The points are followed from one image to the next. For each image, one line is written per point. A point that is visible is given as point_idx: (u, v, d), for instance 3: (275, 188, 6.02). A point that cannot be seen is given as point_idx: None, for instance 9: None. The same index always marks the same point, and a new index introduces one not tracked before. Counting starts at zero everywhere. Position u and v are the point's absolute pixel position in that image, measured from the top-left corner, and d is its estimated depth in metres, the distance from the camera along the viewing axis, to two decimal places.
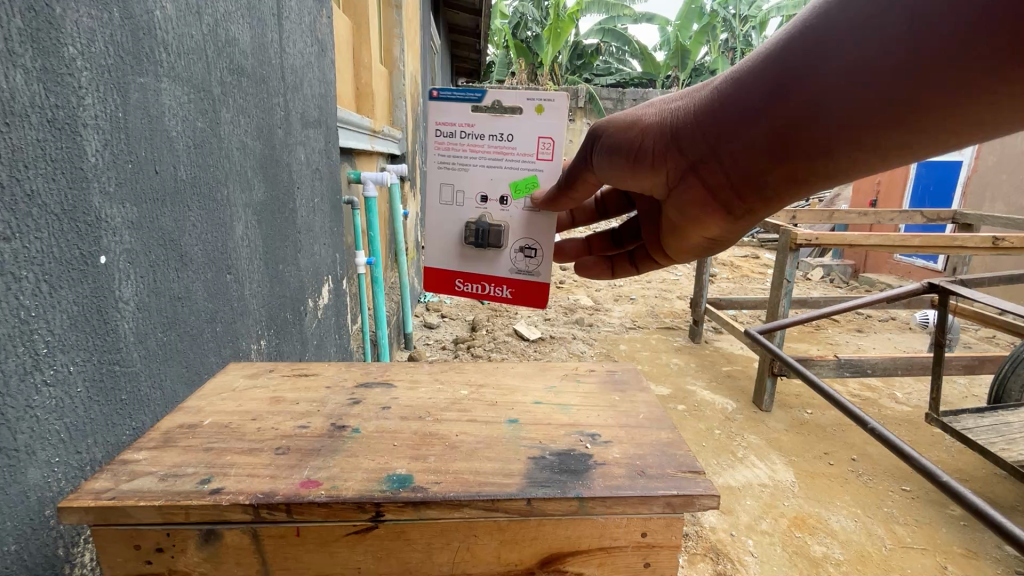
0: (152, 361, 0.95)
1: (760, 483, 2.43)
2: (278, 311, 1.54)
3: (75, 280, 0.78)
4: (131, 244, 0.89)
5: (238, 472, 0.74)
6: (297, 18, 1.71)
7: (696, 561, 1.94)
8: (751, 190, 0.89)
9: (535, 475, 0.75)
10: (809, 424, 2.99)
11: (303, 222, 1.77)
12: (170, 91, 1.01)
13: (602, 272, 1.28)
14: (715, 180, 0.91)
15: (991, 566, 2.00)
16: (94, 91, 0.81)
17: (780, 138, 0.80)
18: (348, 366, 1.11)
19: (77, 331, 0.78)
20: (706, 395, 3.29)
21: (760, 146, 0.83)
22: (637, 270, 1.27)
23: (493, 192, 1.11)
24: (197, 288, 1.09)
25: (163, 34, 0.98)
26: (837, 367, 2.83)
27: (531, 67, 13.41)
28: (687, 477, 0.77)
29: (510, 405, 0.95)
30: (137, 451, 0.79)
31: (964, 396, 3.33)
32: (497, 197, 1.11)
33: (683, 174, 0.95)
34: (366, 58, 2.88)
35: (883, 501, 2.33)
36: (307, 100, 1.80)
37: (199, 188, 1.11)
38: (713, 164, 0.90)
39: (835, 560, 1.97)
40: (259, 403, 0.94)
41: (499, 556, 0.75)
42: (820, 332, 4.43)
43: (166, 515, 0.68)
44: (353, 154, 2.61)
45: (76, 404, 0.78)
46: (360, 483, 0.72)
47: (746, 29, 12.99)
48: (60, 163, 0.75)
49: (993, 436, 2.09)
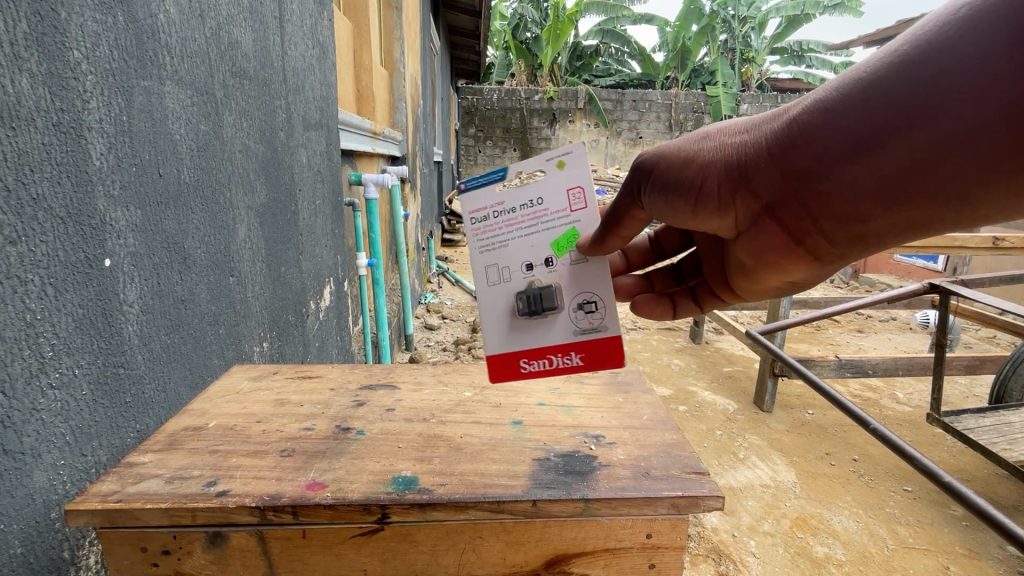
0: (156, 363, 0.95)
1: (762, 483, 2.43)
2: (280, 313, 1.55)
3: (80, 283, 0.78)
4: (135, 246, 0.89)
5: (243, 475, 0.74)
6: (299, 21, 1.71)
7: (697, 562, 1.94)
8: (844, 236, 0.79)
9: (540, 477, 0.75)
10: (810, 424, 2.99)
11: (305, 224, 1.77)
12: (174, 94, 1.01)
13: (664, 314, 1.10)
14: (798, 225, 0.81)
15: (993, 566, 2.00)
16: (98, 95, 0.81)
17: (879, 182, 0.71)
18: (351, 368, 1.12)
19: (82, 334, 0.78)
20: (707, 396, 3.29)
21: (856, 191, 0.73)
22: (699, 308, 1.12)
23: (537, 257, 0.89)
24: (200, 290, 1.10)
25: (167, 38, 0.99)
26: (838, 367, 2.83)
27: (530, 68, 13.42)
28: (692, 477, 0.77)
29: (514, 407, 0.95)
30: (143, 454, 0.79)
31: (965, 396, 3.34)
32: (543, 259, 0.88)
33: (757, 217, 0.84)
34: (366, 61, 2.88)
35: (885, 501, 2.33)
36: (308, 103, 1.80)
37: (203, 190, 1.12)
38: (796, 208, 0.80)
39: (836, 560, 1.97)
40: (264, 406, 0.94)
41: (504, 558, 0.75)
42: (820, 333, 4.43)
43: (173, 517, 0.68)
44: (353, 156, 2.61)
45: (81, 407, 0.79)
46: (365, 485, 0.73)
47: (745, 29, 13.03)
48: (66, 167, 0.75)
49: (994, 436, 2.09)
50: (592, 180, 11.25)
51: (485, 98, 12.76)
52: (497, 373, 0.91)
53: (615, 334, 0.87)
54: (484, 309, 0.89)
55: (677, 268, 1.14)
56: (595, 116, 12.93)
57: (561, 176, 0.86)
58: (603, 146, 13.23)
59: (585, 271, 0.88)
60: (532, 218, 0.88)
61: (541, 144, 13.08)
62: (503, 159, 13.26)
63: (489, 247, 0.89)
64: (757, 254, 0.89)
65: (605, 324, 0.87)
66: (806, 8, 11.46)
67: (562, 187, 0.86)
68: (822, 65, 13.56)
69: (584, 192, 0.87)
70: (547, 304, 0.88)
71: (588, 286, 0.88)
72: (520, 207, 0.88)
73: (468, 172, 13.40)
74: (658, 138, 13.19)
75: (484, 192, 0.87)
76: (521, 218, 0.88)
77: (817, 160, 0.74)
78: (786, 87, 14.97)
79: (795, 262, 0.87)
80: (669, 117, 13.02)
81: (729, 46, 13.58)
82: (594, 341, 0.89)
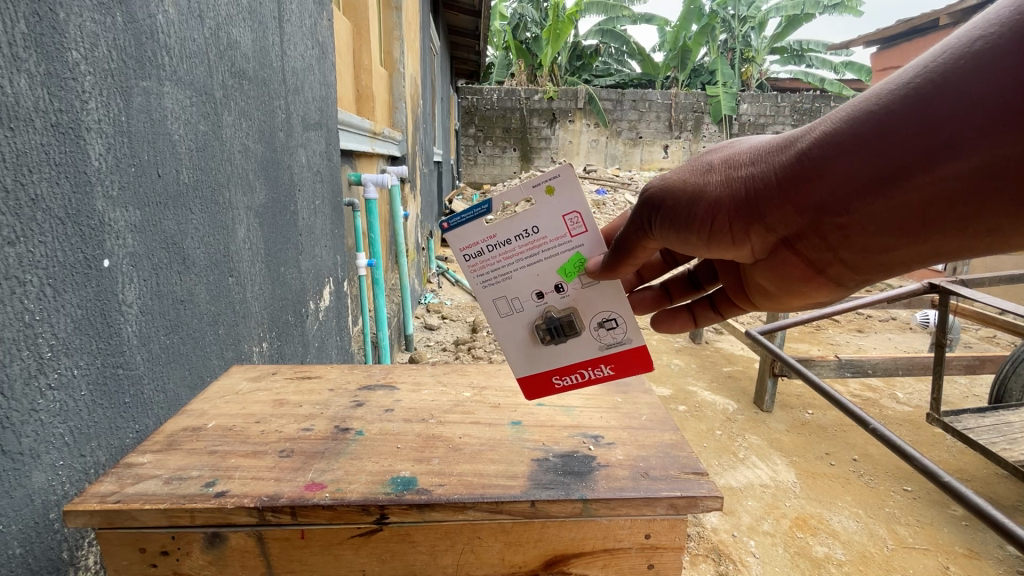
0: (156, 364, 0.95)
1: (762, 483, 2.43)
2: (280, 314, 1.55)
3: (79, 283, 0.78)
4: (134, 247, 0.89)
5: (242, 475, 0.74)
6: (298, 21, 1.71)
7: (697, 562, 1.94)
8: (871, 267, 0.71)
9: (538, 477, 0.75)
10: (810, 424, 2.99)
11: (304, 224, 1.77)
12: (172, 95, 1.01)
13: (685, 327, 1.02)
14: (819, 256, 0.73)
15: (993, 566, 2.00)
16: (97, 95, 0.81)
17: (910, 214, 0.63)
18: (351, 368, 1.11)
19: (82, 334, 0.78)
20: (707, 396, 3.28)
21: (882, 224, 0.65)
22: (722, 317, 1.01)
23: (546, 285, 0.88)
24: (198, 291, 1.09)
25: (165, 38, 0.98)
26: (838, 367, 2.83)
27: (530, 68, 13.43)
28: (691, 478, 0.77)
29: (513, 407, 0.95)
30: (142, 454, 0.79)
31: (965, 396, 3.33)
32: (553, 287, 0.87)
33: (773, 249, 0.76)
34: (366, 61, 2.88)
35: (885, 501, 2.32)
36: (308, 104, 1.80)
37: (201, 191, 1.11)
38: (815, 241, 0.71)
39: (837, 560, 1.97)
40: (263, 406, 0.94)
41: (503, 558, 0.75)
42: (820, 332, 4.43)
43: (172, 518, 0.68)
44: (353, 156, 2.61)
45: (80, 407, 0.79)
46: (364, 485, 0.73)
47: (745, 29, 13.03)
48: (65, 167, 0.75)
49: (994, 436, 2.09)
50: (592, 180, 11.24)
51: (485, 97, 12.75)
52: (532, 393, 0.93)
53: (640, 345, 0.87)
54: (506, 342, 0.90)
55: (694, 273, 1.02)
56: (595, 115, 12.92)
57: (552, 202, 0.83)
58: (603, 146, 13.22)
59: (598, 293, 0.87)
60: (531, 248, 0.86)
61: (541, 143, 13.08)
62: (503, 159, 13.26)
63: (496, 281, 0.88)
64: (776, 282, 0.81)
65: (629, 337, 0.87)
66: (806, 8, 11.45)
67: (556, 213, 0.84)
68: (822, 65, 13.55)
69: (581, 216, 0.84)
70: (569, 329, 0.88)
71: (604, 306, 0.87)
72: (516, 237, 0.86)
73: (468, 172, 13.39)
74: (658, 138, 13.19)
75: (476, 227, 0.84)
76: (520, 248, 0.86)
77: (837, 192, 0.66)
78: (786, 87, 14.97)
79: (815, 290, 0.79)
80: (669, 117, 13.01)
81: (729, 46, 13.57)
82: (620, 353, 0.89)
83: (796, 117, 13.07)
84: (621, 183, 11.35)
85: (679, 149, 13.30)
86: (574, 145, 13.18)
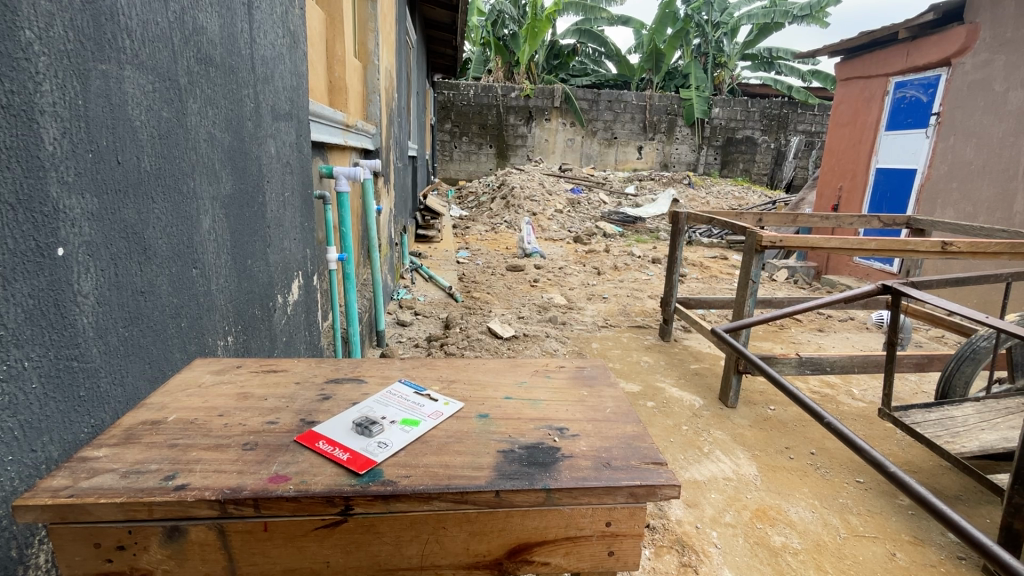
0: (114, 356, 0.93)
1: (724, 476, 2.51)
2: (245, 307, 1.51)
3: (30, 272, 0.75)
4: (90, 235, 0.86)
5: (204, 468, 0.74)
6: (268, 9, 1.67)
7: (662, 553, 1.99)
8: None
9: (504, 468, 0.77)
10: (771, 419, 3.09)
11: (273, 216, 1.74)
12: (134, 79, 0.98)
13: None
14: None
15: (936, 552, 2.11)
16: (52, 77, 0.78)
17: None
18: (318, 363, 1.11)
19: (32, 326, 0.76)
20: (674, 392, 3.37)
21: None
22: None
23: (393, 413, 0.89)
24: (161, 282, 1.07)
25: (126, 20, 0.95)
26: (799, 364, 2.92)
27: (508, 64, 13.38)
28: (650, 468, 0.80)
29: (481, 400, 0.96)
30: (98, 448, 0.77)
31: (914, 391, 3.51)
32: (396, 416, 0.89)
33: None
34: (339, 51, 2.83)
35: (839, 492, 2.43)
36: (278, 93, 1.76)
37: (165, 180, 1.09)
38: None
39: (793, 549, 2.05)
40: (226, 400, 0.93)
41: (467, 548, 0.77)
42: (783, 332, 4.57)
43: (129, 512, 0.67)
44: (324, 148, 2.57)
45: (31, 401, 0.76)
46: (329, 477, 0.73)
47: (717, 35, 13.29)
48: (15, 151, 0.72)
49: (939, 429, 2.20)
50: (568, 180, 11.28)
51: (462, 93, 12.61)
52: None
53: (374, 462, 0.77)
54: (342, 416, 0.88)
55: None
56: (571, 115, 13.02)
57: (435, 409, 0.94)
58: (578, 145, 13.31)
59: (401, 429, 0.85)
60: (410, 408, 0.92)
61: (518, 142, 13.05)
62: (479, 156, 13.17)
63: (385, 398, 0.94)
64: None
65: (377, 454, 0.79)
66: (777, 17, 11.71)
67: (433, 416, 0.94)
68: (789, 72, 13.96)
69: (438, 414, 0.91)
70: (365, 433, 0.83)
71: (392, 436, 0.83)
72: (413, 399, 0.94)
73: (444, 167, 13.25)
74: (632, 139, 13.37)
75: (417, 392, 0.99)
76: (408, 403, 0.93)
77: None
78: (756, 94, 15.37)
79: None
80: (643, 118, 13.20)
81: (703, 50, 13.78)
82: (362, 455, 0.78)
83: (764, 123, 13.45)
84: (596, 182, 11.45)
85: (653, 150, 13.51)
86: (550, 143, 13.22)
